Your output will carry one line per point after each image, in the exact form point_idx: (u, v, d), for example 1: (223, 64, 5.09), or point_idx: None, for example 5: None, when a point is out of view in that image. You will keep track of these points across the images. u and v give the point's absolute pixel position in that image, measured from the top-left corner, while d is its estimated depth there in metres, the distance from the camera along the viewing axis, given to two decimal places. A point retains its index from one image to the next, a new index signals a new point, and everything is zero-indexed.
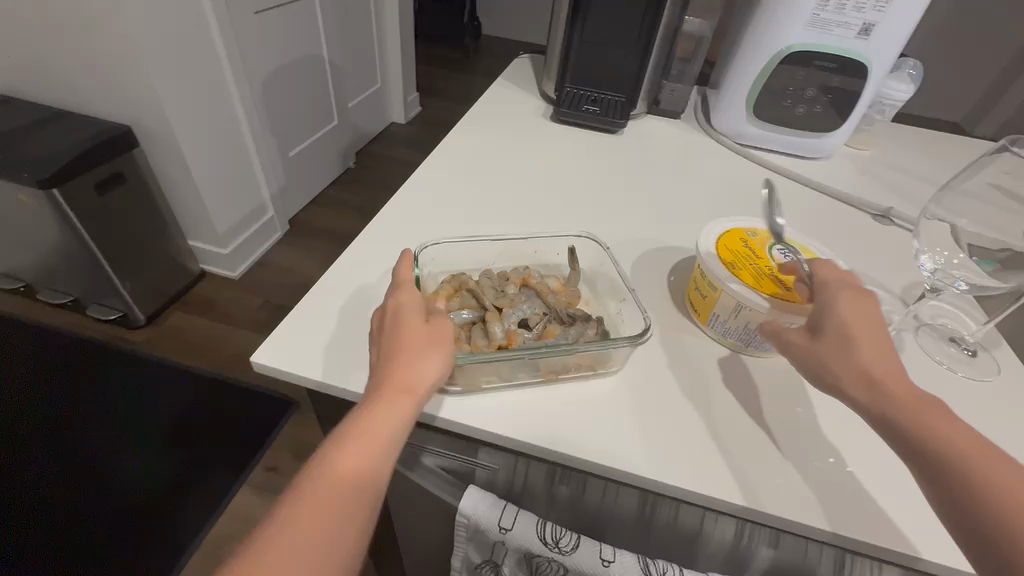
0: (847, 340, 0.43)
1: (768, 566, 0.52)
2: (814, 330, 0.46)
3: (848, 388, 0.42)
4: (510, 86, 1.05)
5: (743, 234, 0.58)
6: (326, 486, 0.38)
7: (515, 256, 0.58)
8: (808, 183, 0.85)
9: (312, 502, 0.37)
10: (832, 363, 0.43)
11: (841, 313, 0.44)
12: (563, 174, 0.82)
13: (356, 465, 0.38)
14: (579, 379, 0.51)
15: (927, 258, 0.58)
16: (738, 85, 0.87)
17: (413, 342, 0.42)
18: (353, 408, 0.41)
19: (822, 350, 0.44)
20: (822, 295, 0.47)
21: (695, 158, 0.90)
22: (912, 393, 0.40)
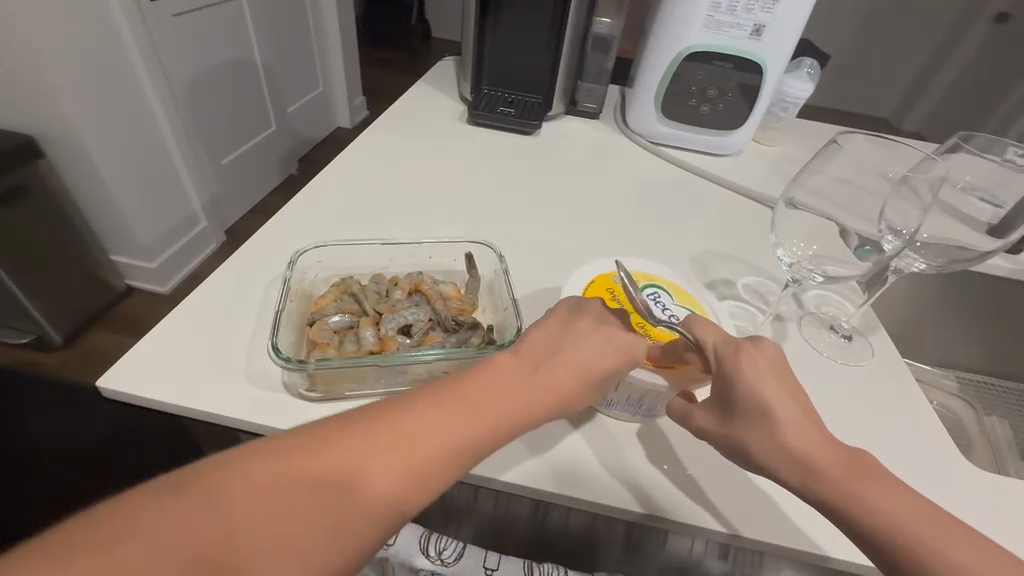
0: (760, 418, 0.42)
1: (660, 563, 0.53)
2: (723, 410, 0.44)
3: (785, 474, 0.40)
4: (428, 88, 1.03)
5: (609, 282, 0.54)
6: (385, 443, 0.34)
7: (408, 264, 0.54)
8: (715, 180, 0.87)
9: (362, 449, 0.33)
10: (755, 447, 0.42)
11: (748, 382, 0.42)
12: (474, 177, 0.81)
13: (432, 441, 0.35)
14: None
15: (785, 250, 0.55)
16: (647, 84, 0.88)
17: (579, 352, 0.43)
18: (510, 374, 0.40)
19: (744, 434, 0.42)
20: (726, 362, 0.43)
21: (610, 157, 0.91)
22: (837, 466, 0.39)
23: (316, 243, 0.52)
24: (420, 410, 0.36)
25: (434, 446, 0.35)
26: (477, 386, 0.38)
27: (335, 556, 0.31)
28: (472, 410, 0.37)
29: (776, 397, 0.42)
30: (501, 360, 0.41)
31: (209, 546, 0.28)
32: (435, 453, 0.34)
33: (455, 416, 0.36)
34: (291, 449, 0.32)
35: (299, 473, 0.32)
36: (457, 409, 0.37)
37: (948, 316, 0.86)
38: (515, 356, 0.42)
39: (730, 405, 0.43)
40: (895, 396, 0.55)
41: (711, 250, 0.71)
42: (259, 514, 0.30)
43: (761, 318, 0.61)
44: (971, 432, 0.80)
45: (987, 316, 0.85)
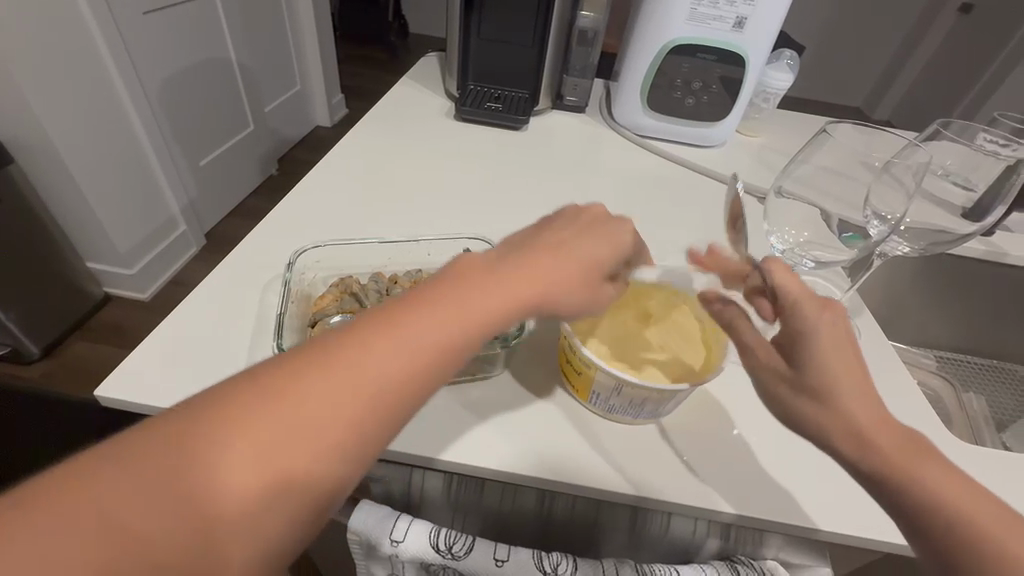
0: (823, 393, 0.37)
1: (665, 550, 0.54)
2: (790, 370, 0.38)
3: (839, 444, 0.36)
4: (414, 85, 1.02)
5: None
6: (345, 362, 0.31)
7: (405, 262, 0.54)
8: (701, 170, 0.89)
9: (322, 381, 0.30)
10: (820, 415, 0.36)
11: (822, 345, 0.37)
12: (465, 173, 0.81)
13: (400, 358, 0.32)
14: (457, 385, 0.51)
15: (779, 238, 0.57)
16: (633, 78, 0.89)
17: (552, 250, 0.40)
18: (473, 276, 0.37)
19: (805, 397, 0.37)
20: (801, 323, 0.38)
21: (599, 151, 0.92)
22: (897, 438, 0.35)
23: (316, 243, 0.52)
24: (381, 329, 0.33)
25: (394, 356, 0.32)
26: (439, 292, 0.36)
27: (318, 490, 0.29)
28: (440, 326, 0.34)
29: (846, 368, 0.37)
30: (469, 269, 0.38)
31: (167, 498, 0.26)
32: (404, 370, 0.32)
33: (418, 322, 0.33)
34: (242, 395, 0.29)
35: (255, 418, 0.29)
36: (420, 315, 0.34)
37: (926, 297, 0.90)
38: (484, 270, 0.38)
39: (797, 362, 0.38)
40: (878, 375, 0.57)
41: (701, 241, 0.73)
42: (222, 467, 0.28)
43: None
44: (950, 407, 0.83)
45: (961, 297, 0.89)
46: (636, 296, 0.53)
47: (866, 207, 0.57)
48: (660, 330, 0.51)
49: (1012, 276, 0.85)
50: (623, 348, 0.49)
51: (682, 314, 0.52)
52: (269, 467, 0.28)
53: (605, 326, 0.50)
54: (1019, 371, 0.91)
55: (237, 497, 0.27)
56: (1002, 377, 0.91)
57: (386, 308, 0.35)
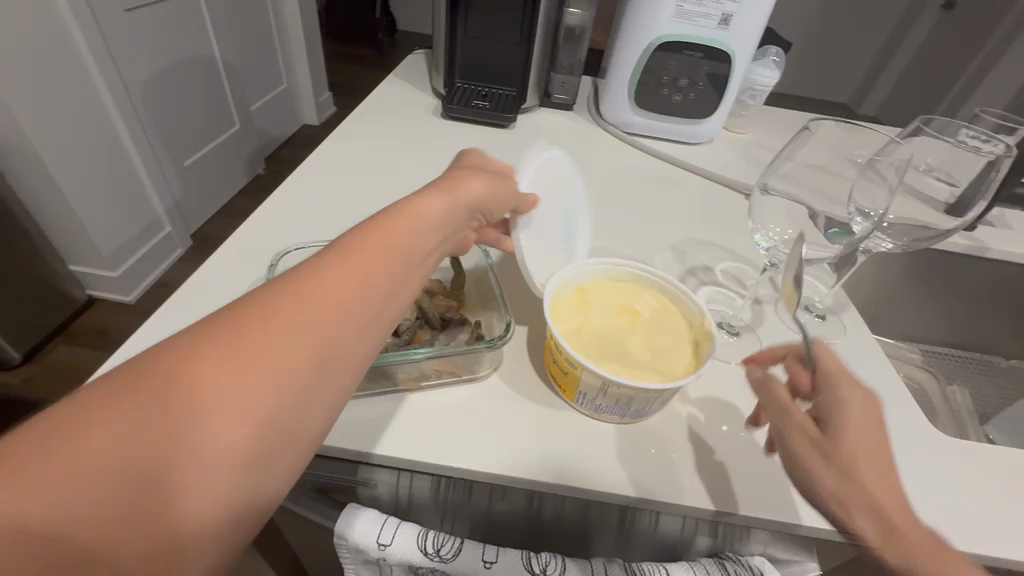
0: (847, 467, 0.36)
1: (654, 548, 0.54)
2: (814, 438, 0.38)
3: (852, 519, 0.35)
4: (400, 83, 1.01)
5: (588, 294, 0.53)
6: (293, 309, 0.28)
7: None
8: (688, 168, 0.89)
9: (265, 337, 0.27)
10: (836, 488, 0.35)
11: (852, 421, 0.37)
12: None
13: (356, 296, 0.30)
14: (443, 386, 0.51)
15: (762, 237, 0.56)
16: (621, 75, 0.89)
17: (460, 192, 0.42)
18: (403, 213, 0.35)
19: (822, 462, 0.36)
20: (834, 400, 0.38)
21: (587, 149, 0.91)
22: (919, 529, 0.34)
23: (299, 245, 0.51)
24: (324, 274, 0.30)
25: (346, 294, 0.30)
26: (380, 232, 0.33)
27: (281, 457, 0.27)
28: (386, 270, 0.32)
29: (874, 452, 0.36)
30: (405, 213, 0.35)
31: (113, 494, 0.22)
32: (356, 315, 0.30)
33: (362, 259, 0.31)
34: (157, 366, 0.25)
35: (187, 389, 0.24)
36: (364, 253, 0.31)
37: (911, 291, 0.91)
38: (420, 218, 0.36)
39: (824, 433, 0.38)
40: (864, 370, 0.58)
41: (689, 238, 0.73)
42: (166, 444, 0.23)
43: (739, 302, 0.63)
44: (934, 400, 0.84)
45: (944, 291, 0.90)
46: (624, 298, 0.53)
47: (849, 203, 0.58)
48: (648, 330, 0.51)
49: (993, 270, 0.86)
50: (612, 347, 0.48)
51: (671, 315, 0.52)
52: (231, 437, 0.25)
53: (594, 326, 0.50)
54: (999, 363, 0.93)
55: (192, 479, 0.24)
56: (984, 368, 0.93)
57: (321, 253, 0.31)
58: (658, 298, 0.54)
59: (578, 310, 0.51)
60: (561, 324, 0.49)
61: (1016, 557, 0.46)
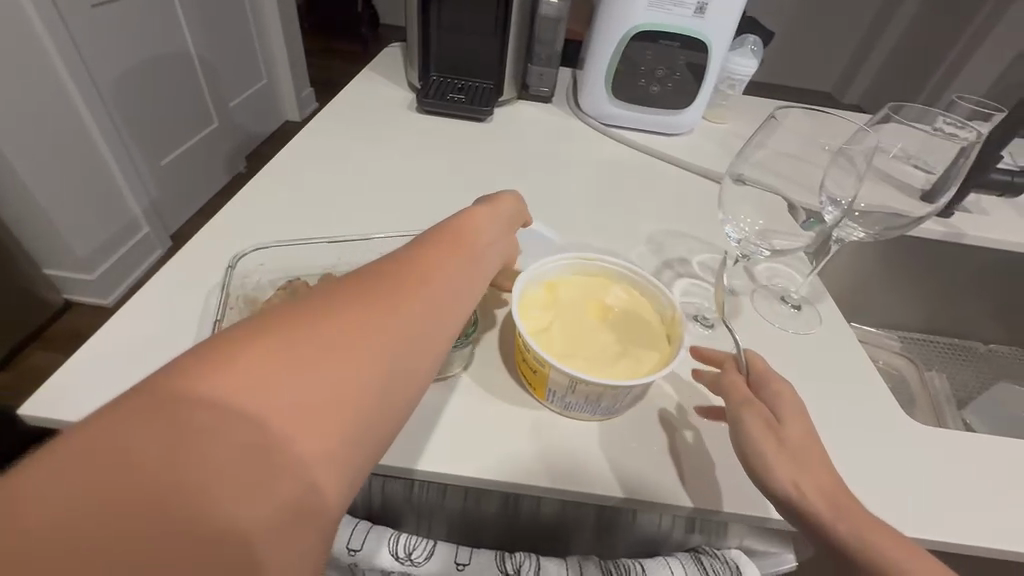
0: (799, 457, 0.40)
1: (633, 544, 0.54)
2: (775, 431, 0.41)
3: (815, 509, 0.38)
4: (374, 77, 0.99)
5: (557, 291, 0.52)
6: (365, 319, 0.30)
7: (356, 261, 0.52)
8: (667, 159, 0.88)
9: (365, 321, 0.30)
10: (799, 480, 0.39)
11: (792, 414, 0.43)
12: (427, 167, 0.79)
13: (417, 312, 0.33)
14: None
15: (733, 226, 0.56)
16: (598, 66, 0.88)
17: (485, 219, 0.46)
18: (443, 243, 0.40)
19: (787, 454, 0.40)
20: (772, 395, 0.44)
21: (565, 142, 0.90)
22: (859, 509, 0.39)
23: (257, 245, 0.50)
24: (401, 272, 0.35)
25: (408, 310, 0.33)
26: (427, 260, 0.37)
27: (371, 439, 0.29)
28: (451, 270, 0.38)
29: (810, 439, 0.41)
30: (450, 234, 0.41)
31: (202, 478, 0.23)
32: (432, 311, 0.34)
33: (421, 282, 0.35)
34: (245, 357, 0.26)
35: (302, 357, 0.27)
36: (419, 276, 0.35)
37: (891, 279, 0.91)
38: (473, 233, 0.43)
39: (777, 425, 0.42)
40: (839, 360, 0.58)
41: (667, 230, 0.72)
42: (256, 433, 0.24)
43: (715, 294, 0.63)
44: (914, 386, 0.85)
45: (923, 279, 0.90)
46: (592, 292, 0.52)
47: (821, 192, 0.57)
48: (619, 326, 0.50)
49: (970, 257, 0.87)
50: (581, 345, 0.48)
51: (642, 310, 0.51)
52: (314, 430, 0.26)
53: (563, 323, 0.49)
54: (978, 348, 0.94)
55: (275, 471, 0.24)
56: (962, 354, 0.94)
57: (399, 257, 0.37)
58: (629, 292, 0.53)
59: (546, 307, 0.50)
60: (528, 322, 0.48)
61: (987, 541, 0.46)
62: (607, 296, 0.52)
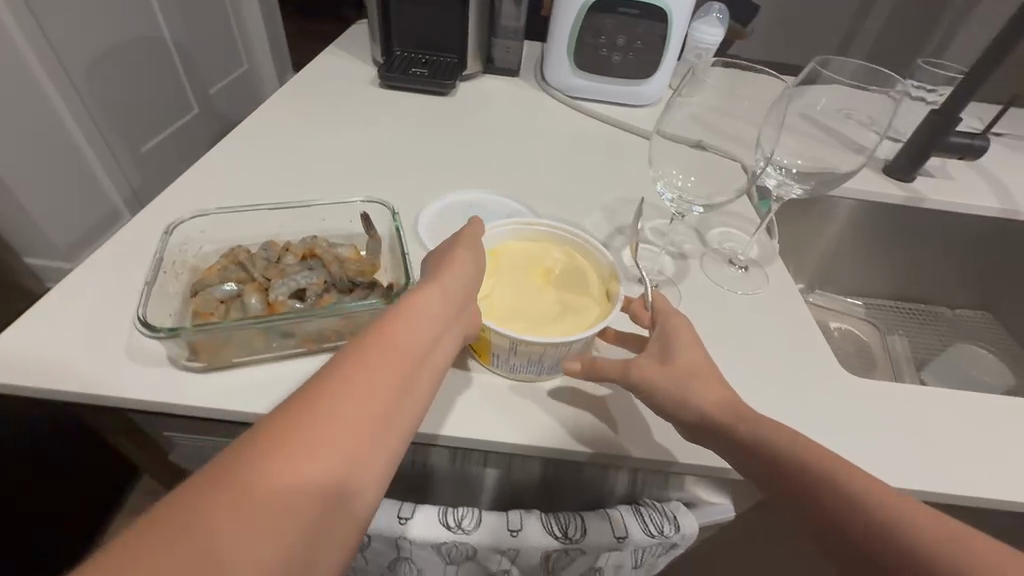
0: (687, 372, 0.45)
1: (581, 500, 0.56)
2: (663, 355, 0.46)
3: (709, 416, 0.43)
4: (340, 53, 0.99)
5: (496, 256, 0.53)
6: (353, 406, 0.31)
7: (299, 230, 0.53)
8: (630, 129, 0.88)
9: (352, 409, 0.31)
10: (688, 394, 0.43)
11: (679, 335, 0.47)
12: (387, 141, 0.79)
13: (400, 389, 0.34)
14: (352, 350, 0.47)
15: (666, 185, 0.57)
16: (559, 37, 0.88)
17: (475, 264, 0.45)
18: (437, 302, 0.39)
19: (676, 371, 0.45)
20: (660, 324, 0.48)
21: (529, 114, 0.90)
22: (747, 409, 0.42)
23: (200, 213, 0.50)
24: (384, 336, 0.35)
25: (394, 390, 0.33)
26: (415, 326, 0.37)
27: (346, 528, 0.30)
28: (438, 329, 0.38)
29: (694, 351, 0.46)
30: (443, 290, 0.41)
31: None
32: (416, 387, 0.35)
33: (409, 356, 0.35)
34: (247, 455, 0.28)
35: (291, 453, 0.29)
36: (407, 349, 0.36)
37: (857, 245, 0.92)
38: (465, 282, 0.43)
39: (665, 350, 0.46)
40: (783, 319, 0.59)
41: (624, 198, 0.73)
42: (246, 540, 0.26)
43: (664, 258, 0.64)
44: (875, 350, 0.87)
45: (887, 244, 0.91)
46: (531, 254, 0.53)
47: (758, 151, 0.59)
48: (561, 287, 0.51)
49: (933, 221, 0.87)
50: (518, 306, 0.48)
51: (583, 269, 0.52)
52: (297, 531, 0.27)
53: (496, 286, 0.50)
54: (946, 313, 0.94)
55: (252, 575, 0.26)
56: (929, 319, 0.94)
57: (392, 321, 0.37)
58: (568, 252, 0.54)
59: (487, 273, 0.51)
60: None
61: (914, 486, 0.48)
62: (548, 257, 0.53)
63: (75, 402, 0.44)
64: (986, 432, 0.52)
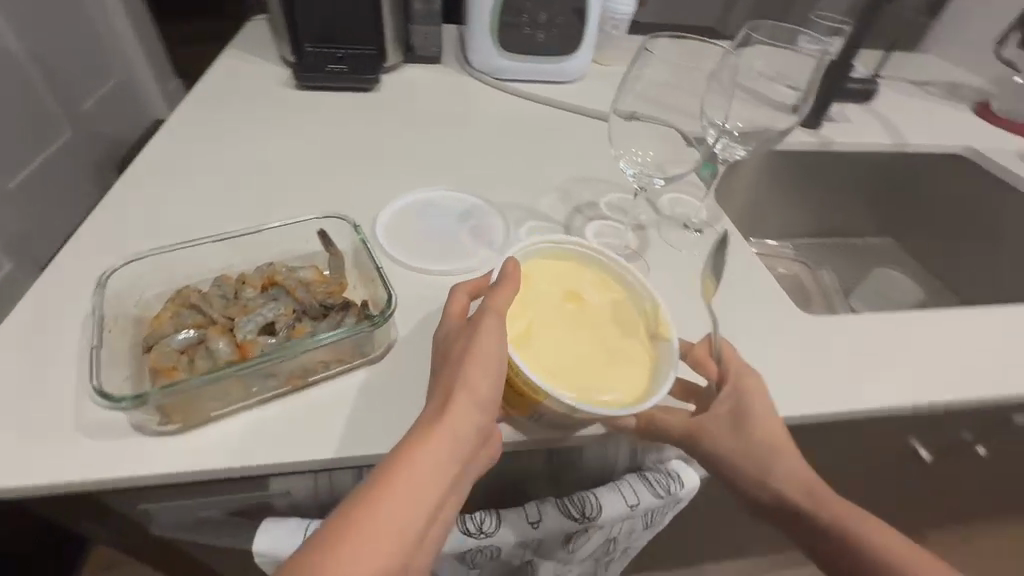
0: (764, 454, 0.47)
1: (587, 479, 0.57)
2: (733, 421, 0.48)
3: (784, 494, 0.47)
4: (242, 55, 0.90)
5: (528, 298, 0.49)
6: (372, 539, 0.34)
7: (252, 258, 0.49)
8: (566, 106, 0.89)
9: (372, 542, 0.34)
10: (766, 475, 0.47)
11: (757, 415, 0.48)
12: (319, 146, 0.74)
13: (420, 512, 0.36)
14: (337, 377, 0.45)
15: (628, 162, 0.63)
16: (480, 20, 0.86)
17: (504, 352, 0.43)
18: (463, 416, 0.40)
19: (754, 453, 0.48)
20: (734, 391, 0.49)
21: (462, 101, 0.88)
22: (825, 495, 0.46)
23: (134, 256, 0.45)
24: (382, 502, 0.35)
25: (414, 518, 0.36)
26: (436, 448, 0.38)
27: None
28: (462, 448, 0.39)
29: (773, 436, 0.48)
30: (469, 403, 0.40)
31: None
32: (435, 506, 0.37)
33: (428, 482, 0.37)
34: None
35: None
36: (428, 472, 0.37)
37: (782, 193, 0.99)
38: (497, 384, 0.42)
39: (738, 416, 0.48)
40: (741, 273, 0.63)
41: (574, 176, 0.73)
42: None
43: (625, 232, 0.66)
44: (810, 286, 0.95)
45: (807, 189, 0.99)
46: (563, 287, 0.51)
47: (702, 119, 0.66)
48: (604, 336, 0.49)
49: (843, 161, 0.96)
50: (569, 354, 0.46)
51: (622, 304, 0.51)
52: None
53: (541, 333, 0.47)
54: (860, 243, 1.06)
55: None
56: (848, 250, 1.05)
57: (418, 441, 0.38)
58: (600, 282, 0.53)
59: (525, 322, 0.47)
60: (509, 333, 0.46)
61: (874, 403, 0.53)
62: (582, 298, 0.51)
63: (24, 496, 0.38)
64: (916, 345, 0.60)
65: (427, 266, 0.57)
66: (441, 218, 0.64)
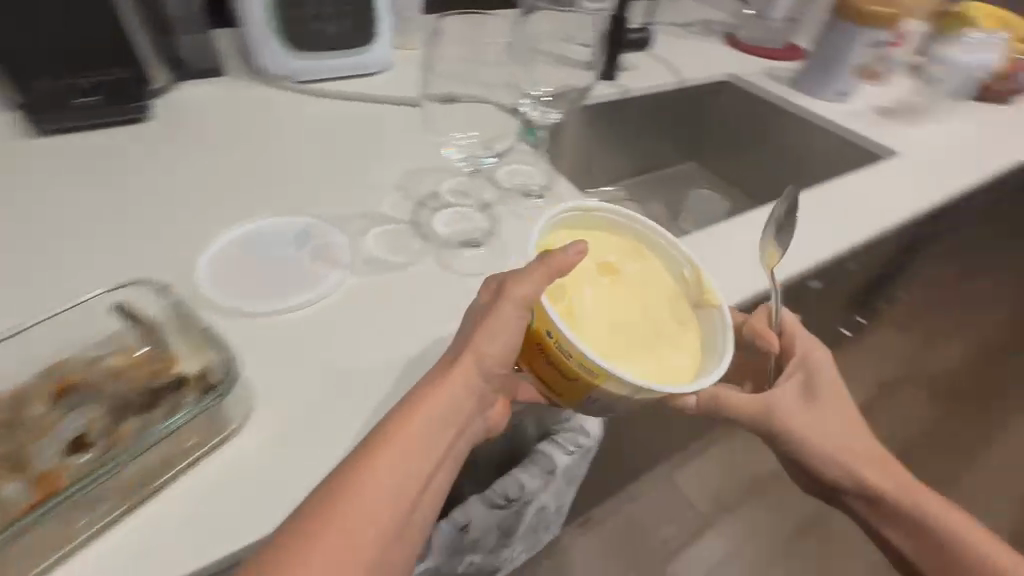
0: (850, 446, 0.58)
1: (505, 459, 0.57)
2: (807, 395, 0.59)
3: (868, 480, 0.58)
4: None
5: (573, 285, 0.48)
6: (360, 508, 0.35)
7: (38, 360, 0.41)
8: (382, 98, 0.83)
9: (359, 510, 0.35)
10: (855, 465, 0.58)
11: (837, 410, 0.59)
12: (90, 205, 0.60)
13: (414, 477, 0.37)
14: (190, 464, 0.41)
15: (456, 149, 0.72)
16: (256, 24, 0.78)
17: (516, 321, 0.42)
18: (463, 380, 0.40)
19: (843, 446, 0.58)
20: (805, 371, 0.60)
21: (262, 115, 0.78)
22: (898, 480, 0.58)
23: None
24: (371, 473, 0.36)
25: (408, 483, 0.37)
26: (429, 413, 0.39)
27: None
28: (457, 413, 0.40)
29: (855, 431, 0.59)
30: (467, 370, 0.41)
31: None
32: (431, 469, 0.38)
33: (421, 448, 0.38)
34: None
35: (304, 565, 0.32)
36: (422, 438, 0.38)
37: (602, 144, 1.08)
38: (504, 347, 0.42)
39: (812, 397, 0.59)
40: None
41: (411, 168, 0.70)
42: None
43: (474, 214, 0.65)
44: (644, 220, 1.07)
45: (621, 136, 1.09)
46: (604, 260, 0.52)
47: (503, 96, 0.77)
48: (649, 318, 0.49)
49: (643, 104, 1.07)
50: (621, 330, 0.46)
51: (659, 279, 0.52)
52: None
53: (591, 310, 0.47)
54: (673, 171, 1.21)
55: None
56: (665, 180, 1.19)
57: (413, 406, 0.39)
58: (636, 253, 0.54)
59: (572, 310, 0.46)
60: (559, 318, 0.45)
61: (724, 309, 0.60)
62: (620, 281, 0.51)
63: None
64: (725, 251, 0.69)
65: (277, 305, 0.51)
66: (275, 244, 0.57)
